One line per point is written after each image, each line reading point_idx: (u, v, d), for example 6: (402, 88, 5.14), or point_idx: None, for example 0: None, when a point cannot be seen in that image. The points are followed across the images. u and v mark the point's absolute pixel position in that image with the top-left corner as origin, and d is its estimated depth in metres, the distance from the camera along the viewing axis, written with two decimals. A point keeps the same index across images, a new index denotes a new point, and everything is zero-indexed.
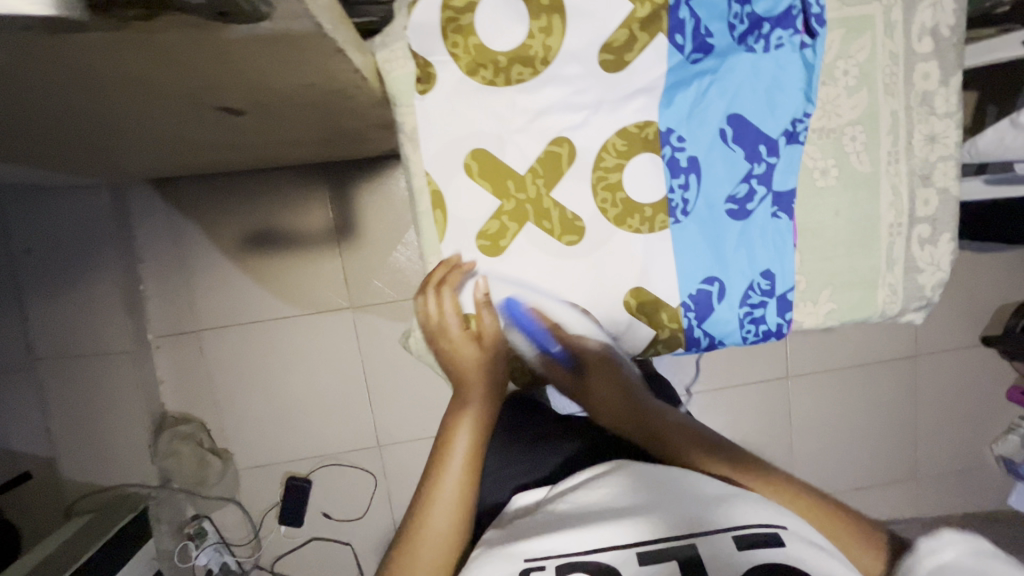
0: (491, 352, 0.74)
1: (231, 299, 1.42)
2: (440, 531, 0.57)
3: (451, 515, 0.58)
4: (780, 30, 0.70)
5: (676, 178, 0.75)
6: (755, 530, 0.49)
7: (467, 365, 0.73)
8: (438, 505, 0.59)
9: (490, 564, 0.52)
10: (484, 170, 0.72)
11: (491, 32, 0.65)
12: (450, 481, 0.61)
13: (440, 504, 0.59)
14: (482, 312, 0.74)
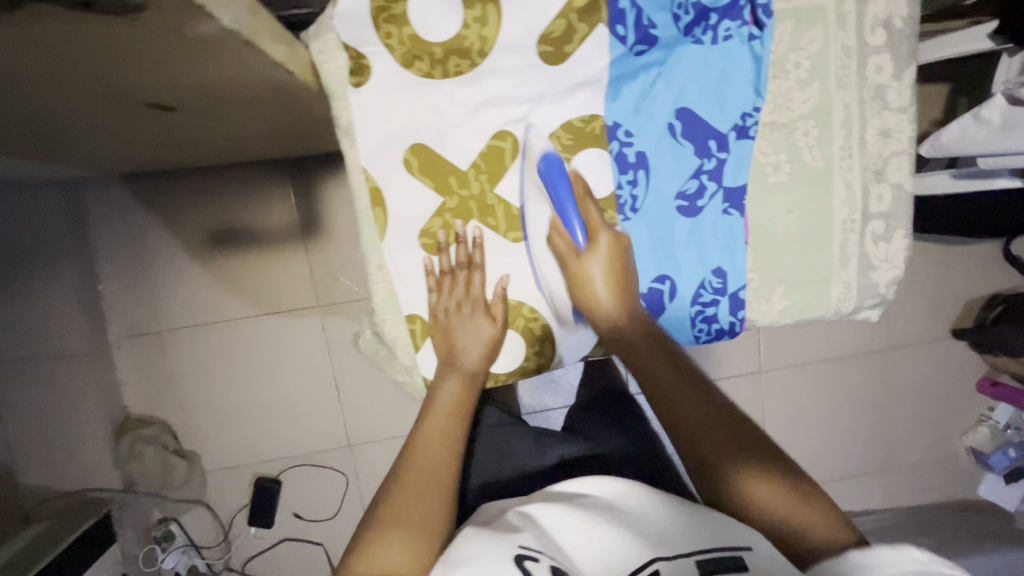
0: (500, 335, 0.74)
1: (195, 297, 1.37)
2: (425, 476, 0.59)
3: (436, 462, 0.61)
4: (728, 21, 0.69)
5: (624, 174, 0.73)
6: (719, 551, 0.50)
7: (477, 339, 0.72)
8: (422, 454, 0.62)
9: (483, 542, 0.52)
10: (425, 166, 0.70)
11: (425, 22, 0.63)
12: (439, 439, 0.63)
13: (424, 452, 0.62)
14: (497, 300, 0.74)
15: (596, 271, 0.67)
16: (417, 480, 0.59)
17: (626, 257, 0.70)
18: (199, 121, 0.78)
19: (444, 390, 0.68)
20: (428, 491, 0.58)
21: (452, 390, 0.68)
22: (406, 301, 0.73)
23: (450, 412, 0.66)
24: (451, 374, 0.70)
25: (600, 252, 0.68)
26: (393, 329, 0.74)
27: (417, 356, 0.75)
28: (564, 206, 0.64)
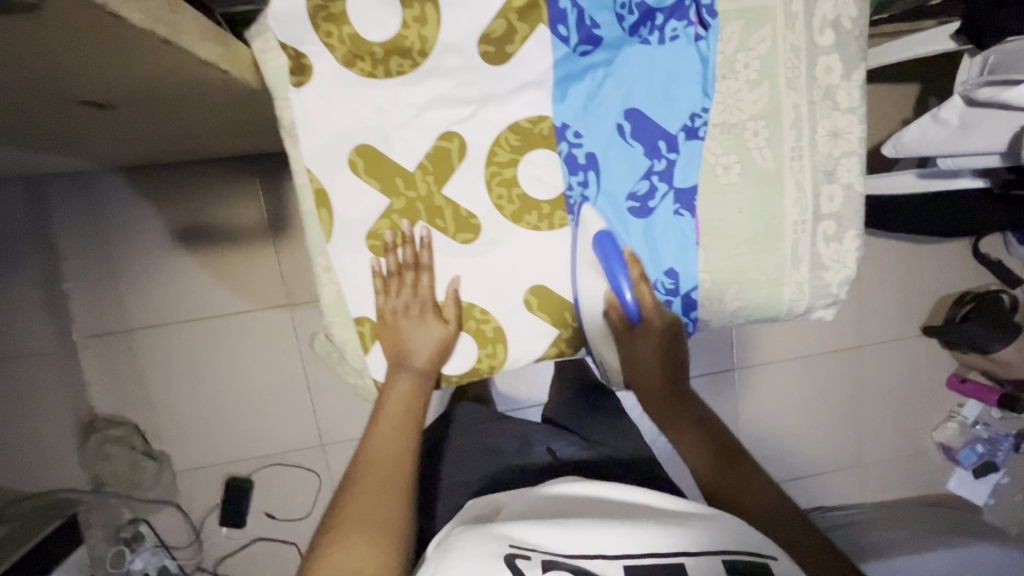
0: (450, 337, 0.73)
1: (165, 297, 1.35)
2: (384, 477, 0.59)
3: (394, 460, 0.61)
4: (674, 21, 0.69)
5: (574, 175, 0.73)
6: (745, 557, 0.52)
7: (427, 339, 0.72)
8: (379, 455, 0.61)
9: (477, 538, 0.53)
10: (370, 167, 0.69)
11: (364, 20, 0.62)
12: (393, 438, 0.63)
13: (381, 454, 0.62)
14: (448, 303, 0.73)
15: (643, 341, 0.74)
16: (375, 477, 0.59)
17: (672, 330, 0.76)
18: (149, 119, 0.77)
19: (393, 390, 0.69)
20: (388, 490, 0.58)
21: (403, 390, 0.69)
22: (353, 302, 0.72)
23: (401, 412, 0.67)
24: (401, 375, 0.70)
25: (649, 331, 0.74)
26: (342, 331, 0.73)
27: (367, 357, 0.74)
28: (616, 279, 0.66)
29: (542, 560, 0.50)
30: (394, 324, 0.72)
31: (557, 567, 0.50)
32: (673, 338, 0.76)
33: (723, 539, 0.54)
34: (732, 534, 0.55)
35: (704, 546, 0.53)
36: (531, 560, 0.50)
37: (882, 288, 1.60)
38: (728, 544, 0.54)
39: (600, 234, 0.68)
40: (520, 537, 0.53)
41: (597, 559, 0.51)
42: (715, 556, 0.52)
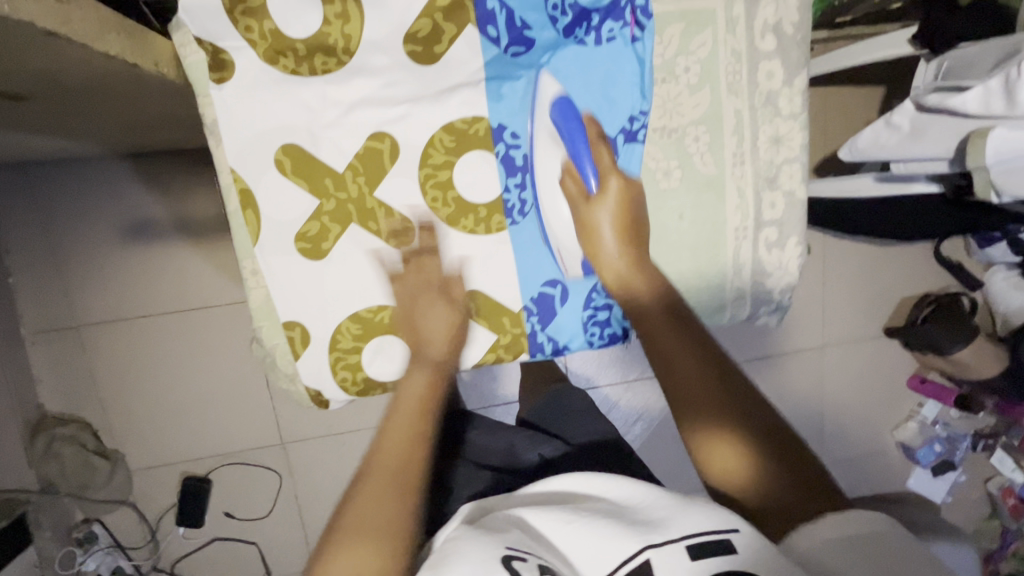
0: (458, 321, 0.71)
1: (117, 292, 1.31)
2: (388, 472, 0.53)
3: (401, 454, 0.54)
4: (610, 21, 0.67)
5: (511, 178, 0.71)
6: (706, 536, 0.46)
7: (440, 326, 0.69)
8: (387, 449, 0.55)
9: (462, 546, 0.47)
10: (298, 168, 0.67)
11: (285, 15, 0.59)
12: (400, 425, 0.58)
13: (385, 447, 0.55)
14: (454, 284, 0.72)
15: (604, 216, 0.65)
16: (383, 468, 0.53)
17: (636, 206, 0.67)
18: (75, 111, 0.73)
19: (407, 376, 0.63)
20: (392, 488, 0.52)
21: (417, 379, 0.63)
22: (281, 306, 0.70)
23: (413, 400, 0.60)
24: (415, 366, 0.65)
25: (608, 201, 0.65)
26: (271, 336, 0.71)
27: (298, 363, 0.72)
28: (579, 154, 0.64)
29: (536, 564, 0.45)
30: (403, 309, 0.70)
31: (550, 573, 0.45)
32: (639, 213, 0.67)
33: (696, 522, 0.47)
34: (699, 512, 0.48)
35: (671, 538, 0.46)
36: (527, 562, 0.45)
37: (846, 289, 1.61)
38: (696, 527, 0.47)
39: (555, 94, 0.64)
40: (511, 541, 0.48)
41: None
42: (680, 544, 0.45)
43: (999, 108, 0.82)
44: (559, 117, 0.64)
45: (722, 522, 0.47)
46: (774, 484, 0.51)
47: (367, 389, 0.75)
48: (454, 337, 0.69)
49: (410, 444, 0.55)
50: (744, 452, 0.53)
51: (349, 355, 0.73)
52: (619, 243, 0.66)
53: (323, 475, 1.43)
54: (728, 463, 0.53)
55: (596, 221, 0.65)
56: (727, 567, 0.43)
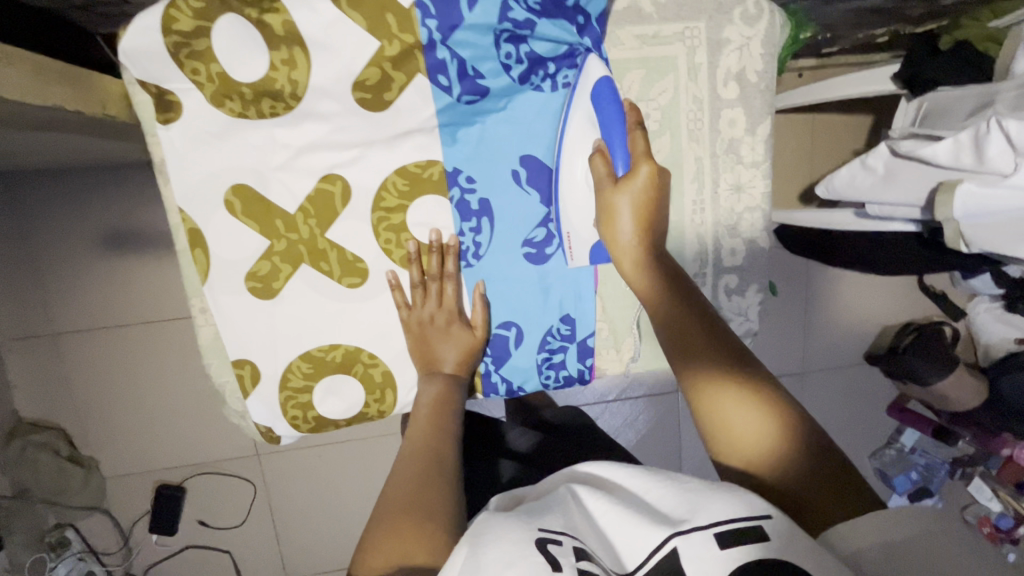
0: (475, 341, 0.72)
1: (87, 300, 1.27)
2: (415, 474, 0.56)
3: (426, 463, 0.58)
4: (568, 69, 0.66)
5: (466, 222, 0.70)
6: (739, 521, 0.39)
7: (457, 345, 0.71)
8: (412, 457, 0.59)
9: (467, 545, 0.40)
10: (248, 208, 0.66)
11: (231, 60, 0.59)
12: (415, 440, 0.62)
13: (410, 456, 0.59)
14: (475, 307, 0.72)
15: (623, 204, 0.60)
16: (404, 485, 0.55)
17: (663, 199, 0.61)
18: (27, 135, 0.71)
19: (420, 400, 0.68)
20: (422, 490, 0.54)
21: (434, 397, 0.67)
22: (229, 343, 0.70)
23: (430, 418, 0.64)
24: (432, 385, 0.69)
25: (634, 186, 0.59)
26: (221, 373, 0.71)
27: (248, 401, 0.72)
28: (612, 139, 0.61)
29: (575, 546, 0.40)
30: (417, 341, 0.71)
31: (591, 558, 0.40)
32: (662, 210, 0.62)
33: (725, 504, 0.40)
34: (736, 495, 0.41)
35: (705, 520, 0.39)
36: (564, 545, 0.40)
37: (829, 315, 1.61)
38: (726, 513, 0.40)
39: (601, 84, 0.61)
40: (552, 519, 0.43)
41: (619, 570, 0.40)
42: (705, 531, 0.39)
43: (969, 162, 0.82)
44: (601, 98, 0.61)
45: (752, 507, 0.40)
46: (800, 472, 0.47)
47: (319, 426, 0.74)
48: (468, 357, 0.71)
49: (434, 452, 0.60)
50: (742, 397, 0.51)
51: (300, 394, 0.72)
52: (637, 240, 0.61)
53: (295, 488, 1.42)
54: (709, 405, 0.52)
55: (618, 209, 0.60)
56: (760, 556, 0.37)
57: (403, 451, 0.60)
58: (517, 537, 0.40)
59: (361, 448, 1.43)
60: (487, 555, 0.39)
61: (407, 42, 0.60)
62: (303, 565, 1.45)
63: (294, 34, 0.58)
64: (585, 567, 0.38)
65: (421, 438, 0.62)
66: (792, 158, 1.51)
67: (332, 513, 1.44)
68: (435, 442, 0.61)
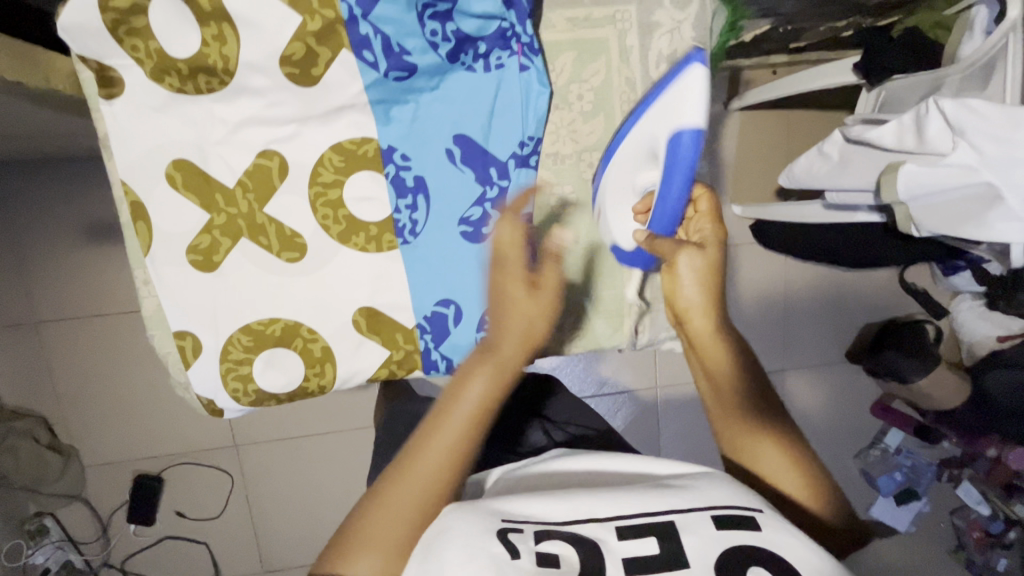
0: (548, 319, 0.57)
1: (60, 289, 1.28)
2: (417, 492, 0.49)
3: (436, 478, 0.49)
4: (498, 50, 0.68)
5: (402, 198, 0.72)
6: (731, 511, 0.44)
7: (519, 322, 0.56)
8: (437, 459, 0.50)
9: (465, 517, 0.44)
10: (189, 182, 0.68)
11: (166, 36, 0.61)
12: (448, 434, 0.51)
13: (433, 456, 0.50)
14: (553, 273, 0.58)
15: (687, 268, 0.62)
16: (412, 485, 0.49)
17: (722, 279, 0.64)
18: None
19: (468, 371, 0.54)
20: (416, 516, 0.48)
21: (478, 388, 0.53)
22: (171, 317, 0.72)
23: (472, 420, 0.52)
24: (480, 363, 0.54)
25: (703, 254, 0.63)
26: (163, 344, 0.73)
27: (189, 372, 0.73)
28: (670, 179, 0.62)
29: (534, 531, 0.43)
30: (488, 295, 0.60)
31: (550, 537, 0.42)
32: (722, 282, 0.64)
33: (718, 498, 0.45)
34: (728, 492, 0.46)
35: (696, 504, 0.44)
36: (523, 533, 0.42)
37: (811, 312, 1.58)
38: (718, 502, 0.45)
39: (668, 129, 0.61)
40: (515, 508, 0.45)
41: (588, 524, 0.43)
42: (700, 511, 0.44)
43: (912, 144, 0.82)
44: (675, 145, 0.60)
45: (746, 503, 0.45)
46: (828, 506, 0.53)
47: (259, 400, 0.76)
48: (532, 340, 0.56)
49: (453, 464, 0.50)
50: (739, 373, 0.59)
51: (240, 366, 0.74)
52: (704, 305, 0.62)
53: (272, 480, 1.42)
54: (716, 362, 0.60)
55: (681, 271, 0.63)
56: (750, 545, 0.41)
57: (424, 440, 0.51)
58: (480, 531, 0.42)
59: (337, 441, 1.44)
60: (452, 549, 0.41)
61: (329, 17, 0.62)
62: (279, 559, 1.45)
63: (222, 10, 0.60)
64: (544, 552, 0.41)
65: (441, 437, 0.50)
66: (769, 154, 1.50)
67: (308, 507, 1.44)
68: (455, 455, 0.50)
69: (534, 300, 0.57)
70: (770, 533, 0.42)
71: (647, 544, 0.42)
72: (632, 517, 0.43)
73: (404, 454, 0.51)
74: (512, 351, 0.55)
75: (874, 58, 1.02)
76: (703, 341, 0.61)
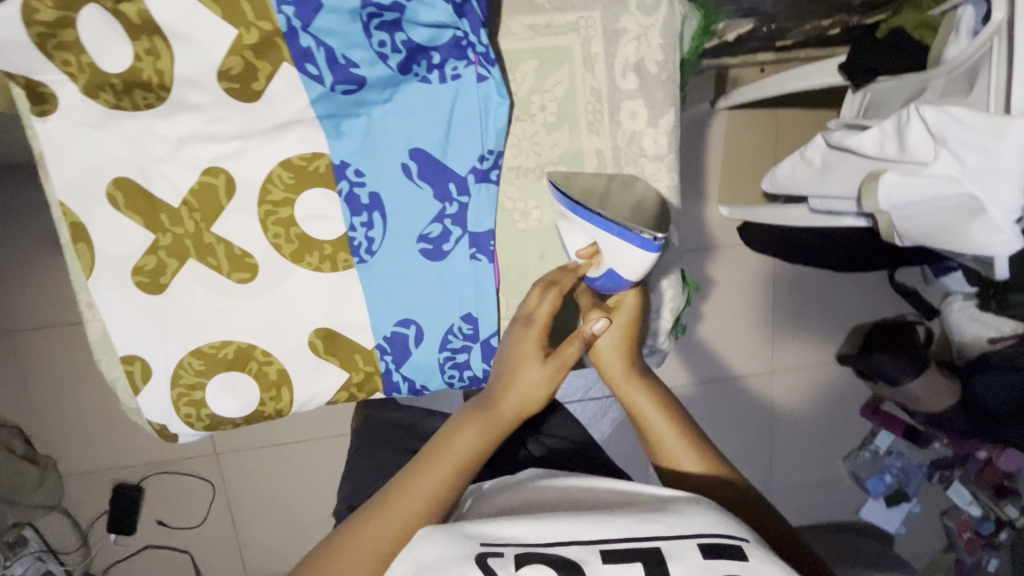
0: (552, 386, 0.55)
1: (24, 300, 1.23)
2: (390, 535, 0.46)
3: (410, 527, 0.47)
4: (453, 59, 0.64)
5: (357, 216, 0.69)
6: (719, 538, 0.41)
7: (523, 384, 0.54)
8: (413, 506, 0.48)
9: (440, 541, 0.41)
10: (130, 201, 0.65)
11: (97, 50, 0.58)
12: (432, 480, 0.49)
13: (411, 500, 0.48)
14: (572, 344, 0.55)
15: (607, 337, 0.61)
16: (383, 527, 0.47)
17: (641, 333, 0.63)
18: None
19: (462, 422, 0.53)
20: (384, 561, 0.46)
21: (468, 440, 0.52)
22: (118, 342, 0.69)
23: (457, 472, 0.50)
24: (477, 417, 0.53)
25: (621, 318, 0.61)
26: (111, 369, 0.70)
27: (139, 397, 0.71)
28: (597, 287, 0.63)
29: (515, 554, 0.40)
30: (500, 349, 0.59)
31: (532, 561, 0.39)
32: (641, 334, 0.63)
33: (705, 523, 0.43)
34: (716, 517, 0.44)
35: (682, 530, 0.42)
36: (504, 557, 0.40)
37: (802, 314, 1.55)
38: (706, 527, 0.42)
39: (608, 266, 0.60)
40: (493, 531, 0.43)
41: (571, 546, 0.41)
42: (688, 538, 0.41)
43: (893, 154, 0.77)
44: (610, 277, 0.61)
45: (733, 529, 0.43)
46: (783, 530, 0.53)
47: (214, 424, 0.73)
48: (530, 405, 0.55)
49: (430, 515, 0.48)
50: (663, 413, 0.58)
51: (193, 391, 0.71)
52: (622, 361, 0.60)
53: (253, 489, 1.39)
54: (643, 410, 0.59)
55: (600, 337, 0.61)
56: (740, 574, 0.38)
57: (405, 481, 0.49)
58: (457, 557, 0.40)
59: (318, 449, 1.40)
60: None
61: (266, 30, 0.59)
62: (262, 566, 1.43)
63: (153, 23, 0.57)
64: None
65: (427, 481, 0.49)
66: (757, 153, 1.46)
67: (290, 515, 1.42)
68: (434, 504, 0.48)
69: (546, 369, 0.54)
70: (759, 563, 0.40)
71: (634, 570, 0.39)
72: (617, 542, 0.41)
73: (385, 492, 0.49)
74: (507, 412, 0.54)
75: (862, 56, 0.98)
76: (627, 388, 0.60)
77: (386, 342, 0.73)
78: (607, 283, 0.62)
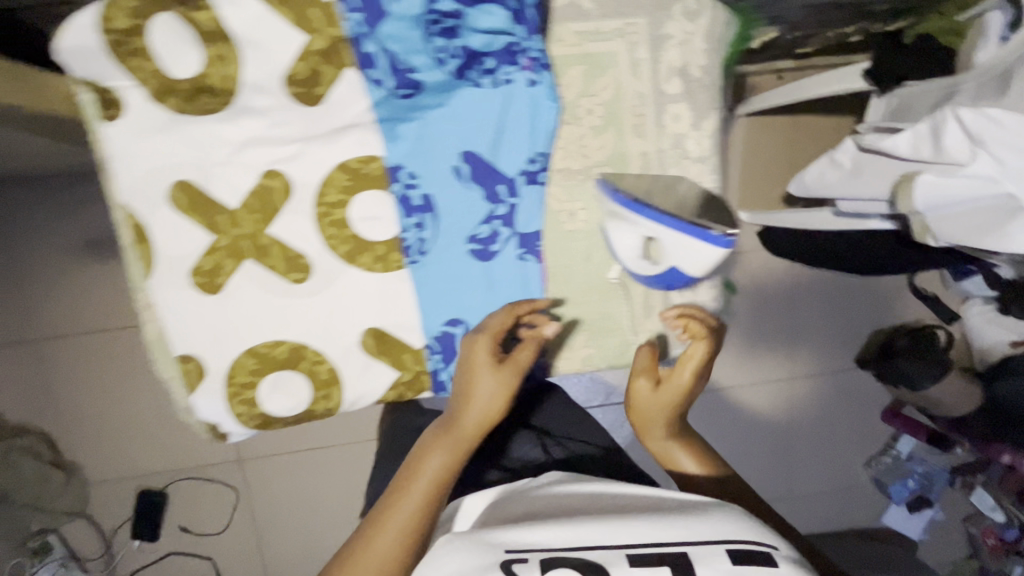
0: (507, 394, 0.59)
1: (62, 305, 1.22)
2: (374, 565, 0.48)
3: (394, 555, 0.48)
4: (506, 65, 0.66)
5: (409, 217, 0.70)
6: (745, 545, 0.41)
7: (479, 396, 0.58)
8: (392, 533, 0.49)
9: (462, 549, 0.42)
10: (192, 203, 0.67)
11: (167, 56, 0.60)
12: (406, 506, 0.50)
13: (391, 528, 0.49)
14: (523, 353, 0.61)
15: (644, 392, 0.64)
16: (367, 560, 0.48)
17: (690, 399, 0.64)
18: None
19: (429, 446, 0.55)
20: None
21: (436, 462, 0.54)
22: (175, 341, 0.70)
23: (430, 492, 0.52)
24: (441, 438, 0.55)
25: (670, 387, 0.63)
26: (166, 369, 0.71)
27: (193, 397, 0.72)
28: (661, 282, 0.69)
29: (541, 560, 0.41)
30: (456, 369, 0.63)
31: (559, 565, 0.40)
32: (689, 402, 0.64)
33: (730, 530, 0.43)
34: (741, 525, 0.44)
35: (709, 536, 0.42)
36: (529, 563, 0.40)
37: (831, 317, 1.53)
38: (731, 534, 0.43)
39: (674, 265, 0.65)
40: (517, 538, 0.43)
41: (596, 551, 0.41)
42: (715, 545, 0.41)
43: (928, 155, 0.77)
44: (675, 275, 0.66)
45: (760, 537, 0.43)
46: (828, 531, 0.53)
47: (265, 424, 0.74)
48: (490, 415, 0.58)
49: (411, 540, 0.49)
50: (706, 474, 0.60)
51: (246, 389, 0.72)
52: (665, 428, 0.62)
53: (274, 497, 1.30)
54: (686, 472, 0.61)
55: (640, 401, 0.64)
56: None
57: (382, 512, 0.50)
58: (482, 566, 0.40)
59: (332, 457, 1.33)
60: None
61: (334, 36, 0.62)
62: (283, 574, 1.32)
63: (224, 30, 0.60)
64: None
65: (402, 507, 0.50)
66: (779, 159, 1.47)
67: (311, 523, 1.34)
68: (415, 529, 0.50)
69: (499, 379, 0.59)
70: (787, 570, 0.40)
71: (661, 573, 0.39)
72: (642, 547, 0.41)
73: (364, 526, 0.50)
74: (470, 426, 0.57)
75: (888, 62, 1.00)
76: (669, 451, 0.62)
77: (436, 341, 0.74)
78: (671, 279, 0.67)
